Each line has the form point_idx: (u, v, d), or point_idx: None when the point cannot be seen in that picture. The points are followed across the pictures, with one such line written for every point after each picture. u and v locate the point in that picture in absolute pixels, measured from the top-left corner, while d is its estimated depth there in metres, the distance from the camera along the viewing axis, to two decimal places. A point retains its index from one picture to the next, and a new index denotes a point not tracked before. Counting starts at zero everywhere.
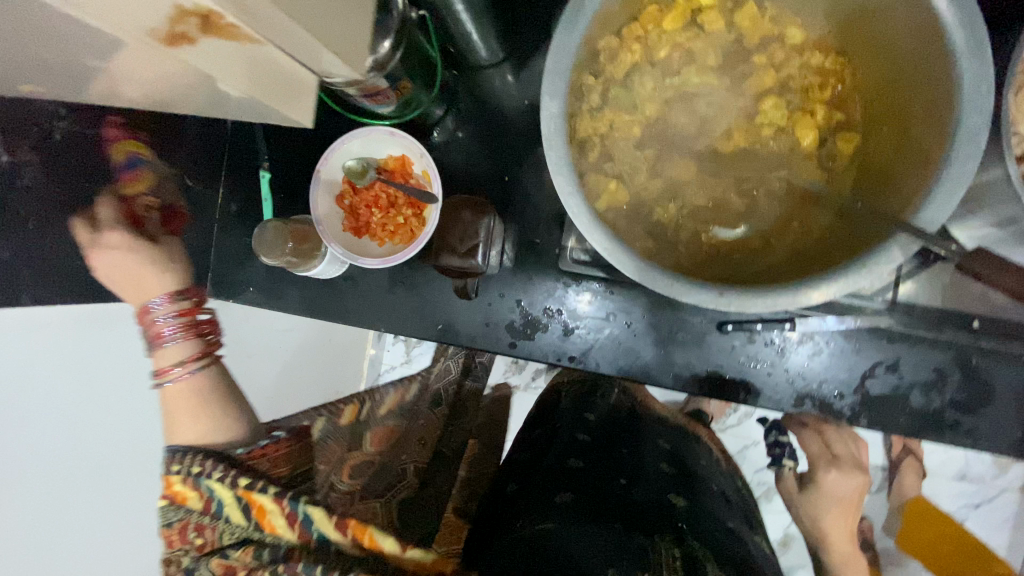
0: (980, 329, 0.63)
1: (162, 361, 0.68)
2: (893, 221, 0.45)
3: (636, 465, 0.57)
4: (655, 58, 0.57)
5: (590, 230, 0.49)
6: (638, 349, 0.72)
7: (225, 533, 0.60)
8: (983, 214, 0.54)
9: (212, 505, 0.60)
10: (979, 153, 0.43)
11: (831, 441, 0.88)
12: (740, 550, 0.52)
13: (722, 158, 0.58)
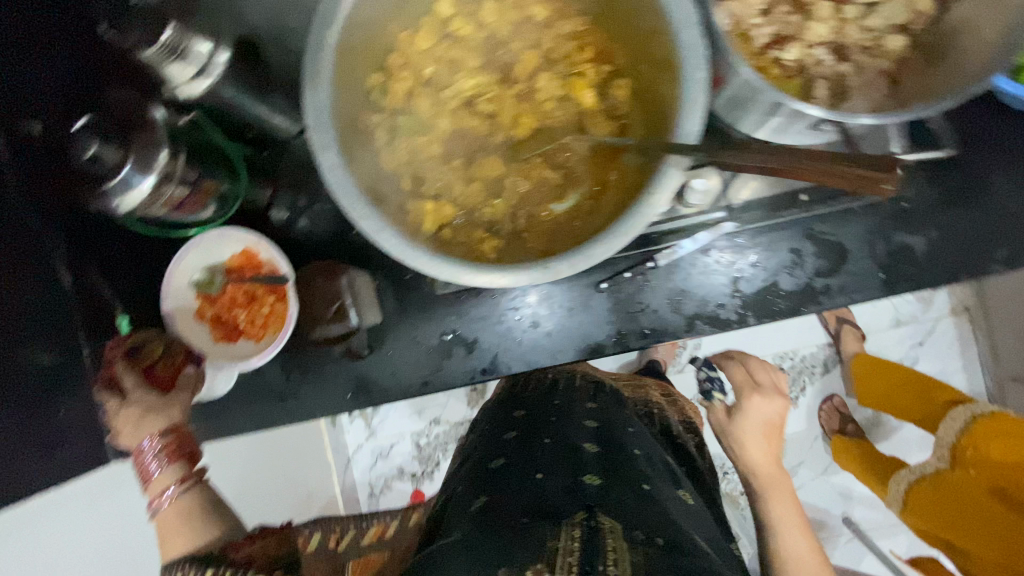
0: (811, 200, 0.68)
1: (156, 494, 0.60)
2: (663, 143, 0.49)
3: (553, 455, 0.57)
4: (426, 77, 0.60)
5: (406, 252, 0.50)
6: (539, 337, 0.74)
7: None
8: (751, 109, 0.59)
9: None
10: (703, 59, 0.47)
11: (753, 369, 0.94)
12: (662, 508, 0.52)
13: (523, 142, 0.61)
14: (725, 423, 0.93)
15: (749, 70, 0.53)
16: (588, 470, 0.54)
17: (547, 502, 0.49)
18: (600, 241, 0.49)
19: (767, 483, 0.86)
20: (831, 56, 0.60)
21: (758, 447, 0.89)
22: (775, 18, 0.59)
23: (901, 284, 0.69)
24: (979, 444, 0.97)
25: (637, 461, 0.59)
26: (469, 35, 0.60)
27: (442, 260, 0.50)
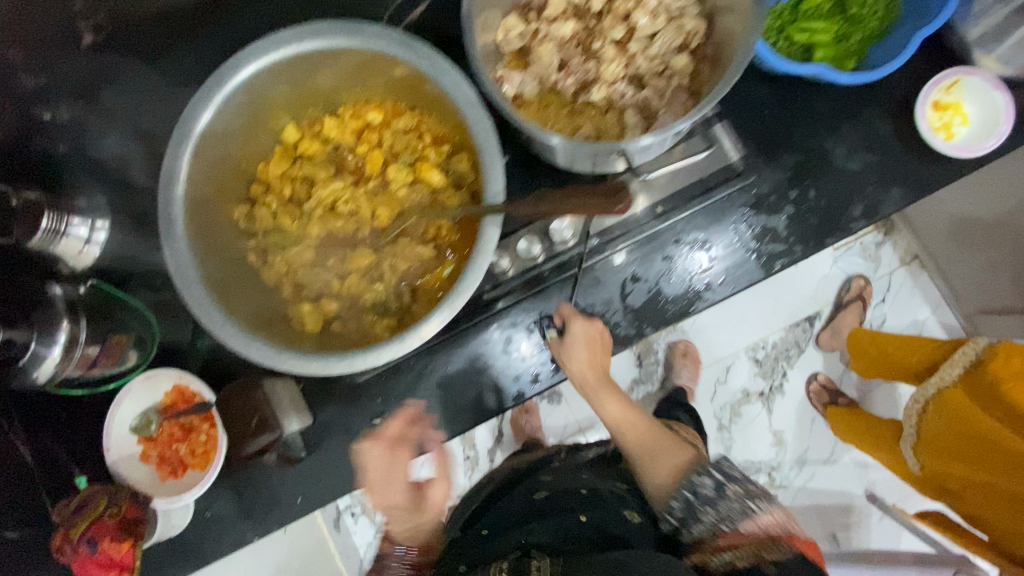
0: (668, 209, 0.73)
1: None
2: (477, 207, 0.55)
3: (517, 517, 0.70)
4: (288, 196, 0.68)
5: (278, 358, 0.55)
6: (464, 397, 0.78)
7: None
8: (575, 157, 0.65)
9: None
10: (489, 129, 0.54)
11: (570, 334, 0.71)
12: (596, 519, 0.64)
13: (387, 228, 0.68)
14: (559, 348, 0.72)
15: (558, 137, 0.59)
16: (540, 514, 0.68)
17: (498, 549, 0.64)
18: (445, 306, 0.55)
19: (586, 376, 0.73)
20: (630, 87, 0.67)
21: (586, 362, 0.71)
22: (573, 70, 0.67)
23: (775, 261, 0.73)
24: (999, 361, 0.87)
25: (596, 497, 0.69)
26: (317, 151, 0.69)
27: (311, 357, 0.55)
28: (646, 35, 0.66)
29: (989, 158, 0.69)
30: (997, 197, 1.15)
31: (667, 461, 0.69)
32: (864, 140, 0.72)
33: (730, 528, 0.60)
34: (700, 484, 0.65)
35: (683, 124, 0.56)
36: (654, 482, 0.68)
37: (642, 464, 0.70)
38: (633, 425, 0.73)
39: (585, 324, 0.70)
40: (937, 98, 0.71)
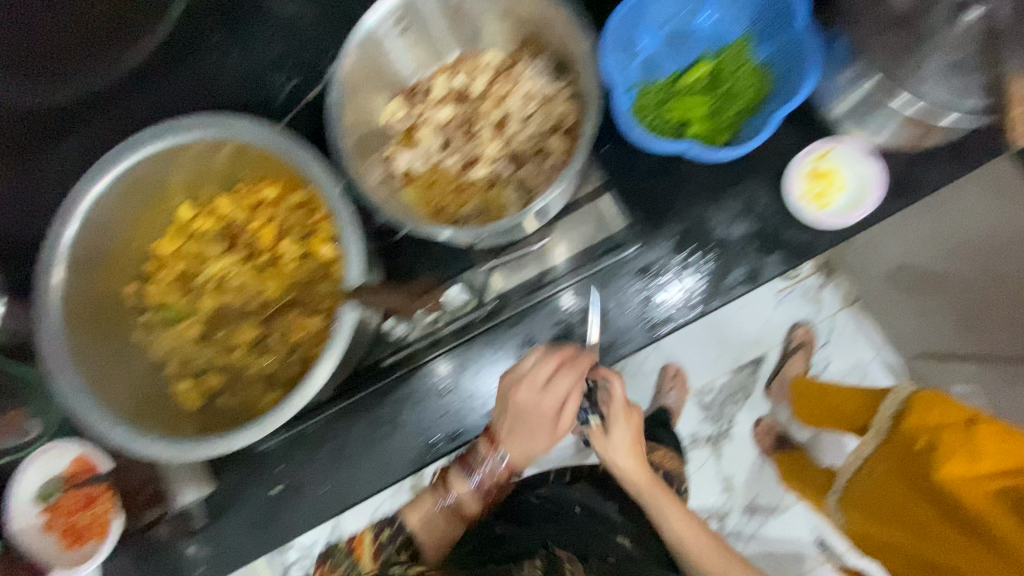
0: (554, 276, 0.76)
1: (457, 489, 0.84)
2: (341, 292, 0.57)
3: (547, 513, 0.88)
4: (179, 272, 0.71)
5: (135, 444, 0.57)
6: (363, 464, 0.79)
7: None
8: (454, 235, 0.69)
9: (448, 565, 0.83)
10: (352, 219, 0.57)
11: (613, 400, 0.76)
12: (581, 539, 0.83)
13: (275, 302, 0.71)
14: (602, 442, 0.80)
15: (445, 230, 0.62)
16: (555, 513, 0.88)
17: (522, 546, 0.79)
18: (299, 391, 0.57)
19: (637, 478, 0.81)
20: (508, 165, 0.71)
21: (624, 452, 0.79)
22: (455, 149, 0.71)
23: (662, 327, 0.75)
24: (916, 412, 0.83)
25: (562, 511, 0.89)
26: (210, 228, 0.72)
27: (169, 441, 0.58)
28: (520, 118, 0.70)
29: (859, 227, 0.71)
30: (936, 239, 1.17)
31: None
32: (744, 208, 0.74)
33: None
34: None
35: (534, 207, 0.62)
36: None
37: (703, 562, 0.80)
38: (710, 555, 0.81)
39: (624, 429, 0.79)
40: (812, 167, 0.73)
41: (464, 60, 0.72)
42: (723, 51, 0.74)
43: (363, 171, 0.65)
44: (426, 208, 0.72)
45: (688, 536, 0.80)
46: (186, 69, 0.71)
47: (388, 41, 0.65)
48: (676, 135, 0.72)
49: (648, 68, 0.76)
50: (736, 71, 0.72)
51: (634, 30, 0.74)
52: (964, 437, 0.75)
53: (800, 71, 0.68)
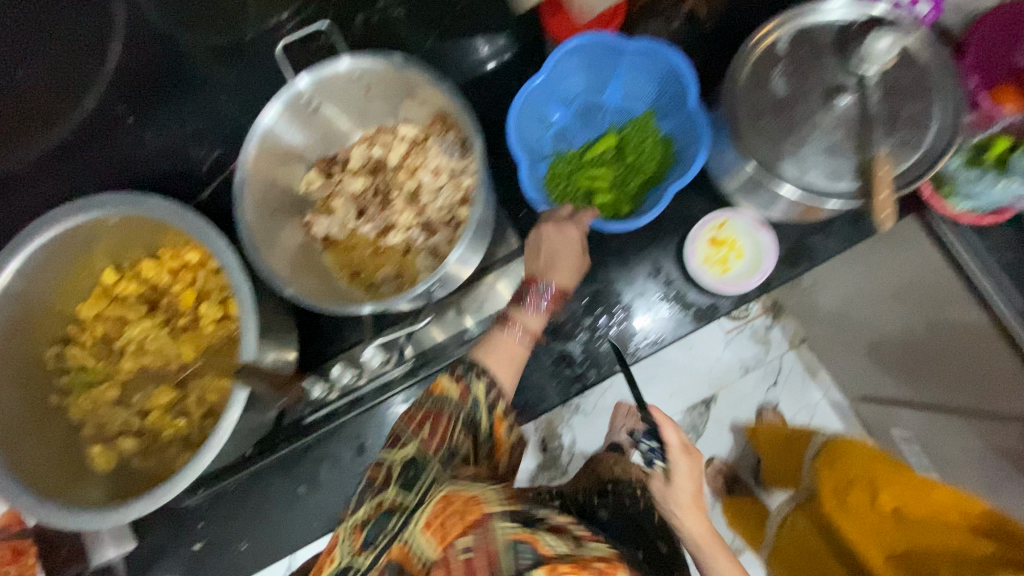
0: (470, 336, 0.80)
1: (501, 350, 0.64)
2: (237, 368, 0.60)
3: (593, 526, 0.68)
4: (100, 335, 0.74)
5: (40, 511, 0.59)
6: (283, 521, 0.80)
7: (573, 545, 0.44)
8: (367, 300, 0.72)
9: (468, 395, 0.60)
10: (244, 296, 0.59)
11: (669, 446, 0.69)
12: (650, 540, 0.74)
13: (192, 364, 0.73)
14: (665, 491, 0.68)
15: (366, 307, 0.63)
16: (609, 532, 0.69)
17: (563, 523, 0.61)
18: (194, 465, 0.59)
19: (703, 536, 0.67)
20: (422, 233, 0.74)
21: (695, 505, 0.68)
22: (371, 217, 0.75)
23: (574, 386, 0.78)
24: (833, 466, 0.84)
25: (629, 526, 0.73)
26: (132, 291, 0.75)
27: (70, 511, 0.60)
28: (432, 189, 0.74)
29: (754, 293, 0.75)
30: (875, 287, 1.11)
31: None
32: (651, 273, 0.79)
33: None
34: None
35: (431, 280, 0.63)
36: None
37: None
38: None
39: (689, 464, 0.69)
40: (711, 236, 0.77)
41: (381, 132, 0.76)
42: (629, 124, 0.79)
43: (276, 245, 0.67)
44: (344, 272, 0.75)
45: None
46: (98, 151, 0.71)
47: (296, 122, 0.67)
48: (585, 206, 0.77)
49: (560, 140, 0.81)
50: (641, 144, 0.77)
51: (543, 107, 0.78)
52: (869, 499, 0.77)
53: (696, 143, 0.72)
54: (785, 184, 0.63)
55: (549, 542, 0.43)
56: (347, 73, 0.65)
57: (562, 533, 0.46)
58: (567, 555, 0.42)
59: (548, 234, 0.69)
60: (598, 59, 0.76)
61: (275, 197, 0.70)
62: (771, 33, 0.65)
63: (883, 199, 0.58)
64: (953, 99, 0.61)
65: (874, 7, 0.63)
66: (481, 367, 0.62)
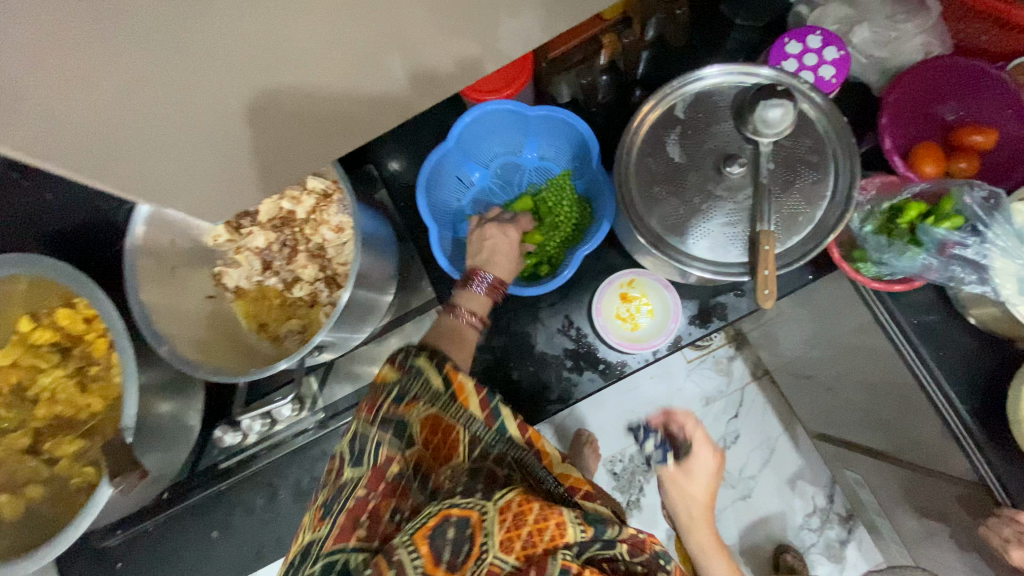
0: None
1: (441, 329, 0.63)
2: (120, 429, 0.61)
3: None
4: (14, 385, 0.75)
5: None
6: (196, 564, 0.81)
7: (609, 532, 0.48)
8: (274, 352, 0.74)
9: (411, 367, 0.57)
10: (125, 359, 0.61)
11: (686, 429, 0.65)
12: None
13: (100, 413, 0.74)
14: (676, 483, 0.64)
15: (282, 362, 0.63)
16: None
17: None
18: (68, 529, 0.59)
19: (696, 532, 0.63)
20: (326, 287, 0.74)
21: (697, 511, 0.63)
22: (278, 270, 0.76)
23: None
24: None
25: None
26: (45, 340, 0.76)
27: None
28: (336, 244, 0.74)
29: (662, 352, 0.74)
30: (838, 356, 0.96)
31: None
32: (563, 327, 0.77)
33: None
34: None
35: (329, 327, 0.64)
36: None
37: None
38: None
39: (706, 443, 0.65)
40: (622, 292, 0.77)
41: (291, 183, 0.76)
42: (545, 186, 0.82)
43: (175, 309, 0.68)
44: (253, 323, 0.76)
45: None
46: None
47: None
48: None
49: (481, 200, 0.83)
50: (556, 204, 0.80)
51: (458, 168, 0.80)
52: None
53: (602, 210, 0.74)
54: (685, 261, 0.61)
55: (589, 538, 0.47)
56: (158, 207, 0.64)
57: (607, 525, 0.49)
58: (620, 553, 0.48)
59: (490, 233, 0.69)
60: (510, 124, 0.78)
61: (175, 255, 0.70)
62: (655, 108, 0.64)
63: (765, 277, 0.57)
64: (849, 170, 0.60)
65: (762, 71, 0.62)
66: (434, 348, 0.60)
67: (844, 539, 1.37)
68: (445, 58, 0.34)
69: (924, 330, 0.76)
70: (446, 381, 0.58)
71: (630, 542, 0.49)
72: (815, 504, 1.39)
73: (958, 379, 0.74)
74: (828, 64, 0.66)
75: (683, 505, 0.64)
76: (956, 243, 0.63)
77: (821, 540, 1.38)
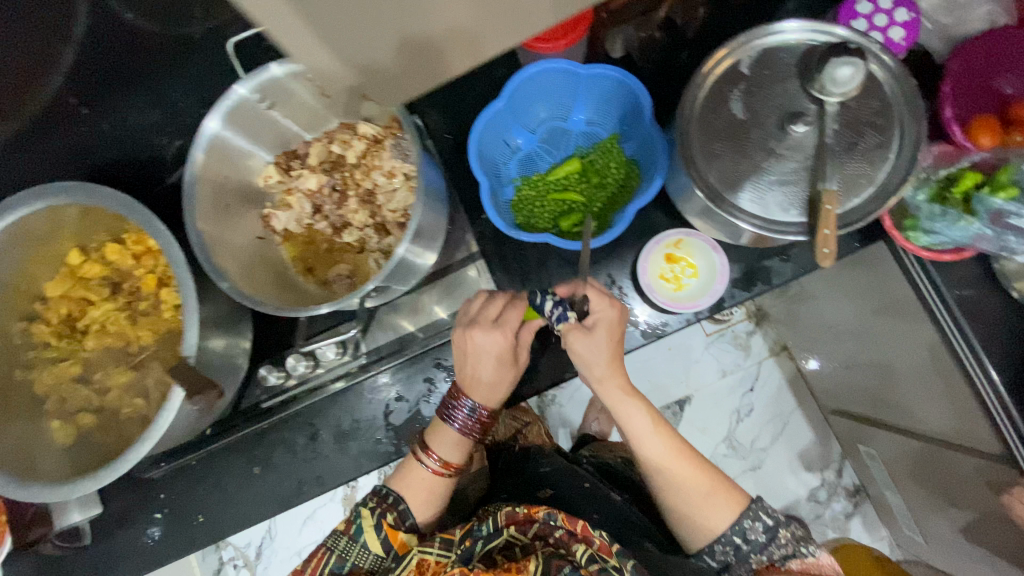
0: (426, 335, 0.82)
1: (414, 476, 0.77)
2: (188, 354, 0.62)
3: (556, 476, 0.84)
4: (64, 317, 0.77)
5: None
6: (239, 499, 0.84)
7: (490, 527, 0.69)
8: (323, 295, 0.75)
9: (353, 526, 0.72)
10: (186, 290, 0.62)
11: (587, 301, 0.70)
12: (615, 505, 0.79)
13: (148, 346, 0.76)
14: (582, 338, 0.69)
15: (323, 307, 0.63)
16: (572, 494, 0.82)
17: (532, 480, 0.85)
18: (128, 457, 0.62)
19: (606, 384, 0.72)
20: (376, 233, 0.75)
21: (600, 360, 0.70)
22: (327, 214, 0.76)
23: None
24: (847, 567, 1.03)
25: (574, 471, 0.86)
26: (95, 273, 0.77)
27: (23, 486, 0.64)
28: (387, 191, 0.74)
29: (704, 313, 0.74)
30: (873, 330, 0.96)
31: (677, 472, 0.71)
32: (607, 284, 0.78)
33: (775, 560, 0.70)
34: (751, 531, 0.70)
35: (382, 276, 0.64)
36: (706, 521, 0.70)
37: (692, 515, 0.71)
38: (675, 465, 0.71)
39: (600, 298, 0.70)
40: (668, 252, 0.77)
41: (341, 127, 0.76)
42: (593, 146, 0.81)
43: (228, 246, 0.69)
44: (300, 267, 0.77)
45: (643, 433, 0.72)
46: (58, 142, 0.72)
47: (244, 123, 0.68)
48: (553, 233, 0.77)
49: (526, 165, 0.83)
50: (604, 168, 0.78)
51: (506, 132, 0.79)
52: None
53: (654, 171, 0.73)
54: (739, 217, 0.62)
55: (470, 546, 0.68)
56: (223, 128, 0.66)
57: (486, 524, 0.69)
58: (511, 536, 0.69)
59: (472, 338, 0.73)
60: (561, 85, 0.77)
61: (229, 192, 0.70)
62: (724, 58, 0.63)
63: (825, 236, 0.57)
64: (913, 134, 0.60)
65: (834, 29, 0.61)
66: (380, 493, 0.76)
67: (849, 512, 1.40)
68: (434, 30, 0.28)
69: (965, 304, 0.76)
70: (382, 539, 0.72)
71: (513, 523, 0.69)
72: (824, 478, 1.41)
73: (996, 352, 0.75)
74: (898, 26, 0.65)
75: (590, 363, 0.71)
76: (1011, 214, 0.63)
77: (828, 512, 1.41)
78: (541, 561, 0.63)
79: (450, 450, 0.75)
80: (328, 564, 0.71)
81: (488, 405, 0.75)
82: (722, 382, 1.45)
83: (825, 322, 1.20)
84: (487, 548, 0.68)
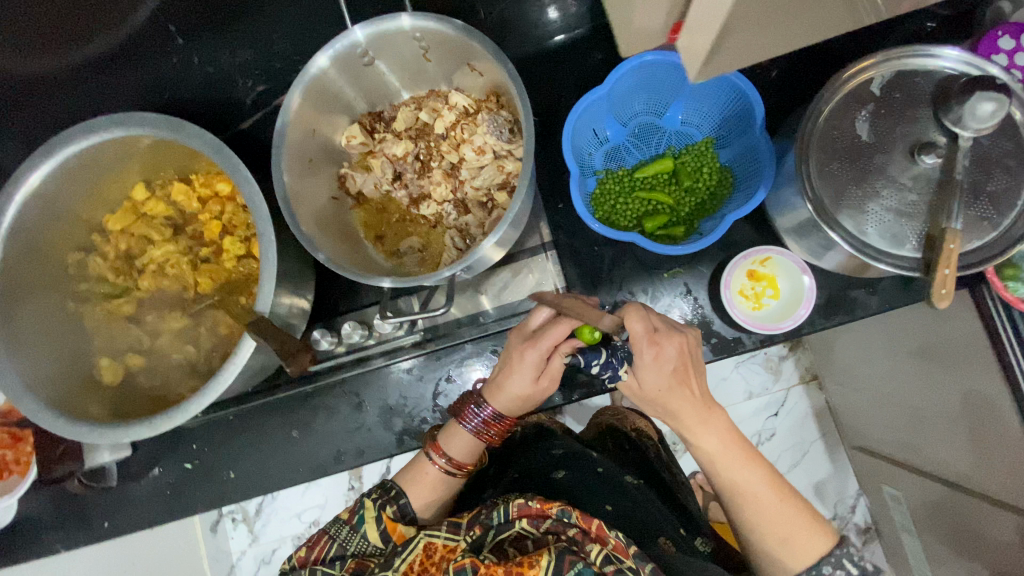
0: (487, 320, 0.79)
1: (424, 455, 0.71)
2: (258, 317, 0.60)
3: (569, 462, 0.76)
4: (122, 253, 0.75)
5: (41, 416, 0.61)
6: (274, 461, 0.82)
7: (500, 516, 0.59)
8: (392, 268, 0.73)
9: (354, 516, 0.66)
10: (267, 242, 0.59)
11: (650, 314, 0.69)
12: (634, 502, 0.71)
13: (205, 294, 0.74)
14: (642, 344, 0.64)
15: (386, 280, 0.60)
16: (589, 483, 0.72)
17: (544, 463, 0.77)
18: (185, 407, 0.60)
19: (669, 395, 0.65)
20: (455, 210, 0.72)
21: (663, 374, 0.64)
22: (406, 182, 0.73)
23: (575, 390, 0.77)
24: None
25: (587, 459, 0.77)
26: (158, 212, 0.75)
27: (71, 422, 0.62)
28: (473, 166, 0.71)
29: (780, 338, 0.71)
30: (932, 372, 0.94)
31: (753, 494, 0.64)
32: (682, 294, 0.75)
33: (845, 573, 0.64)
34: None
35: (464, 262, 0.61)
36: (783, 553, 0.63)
37: (771, 550, 0.63)
38: (772, 513, 0.63)
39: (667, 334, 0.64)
40: (752, 268, 0.75)
41: (433, 95, 0.73)
42: (685, 149, 0.78)
43: (308, 202, 0.66)
44: (370, 233, 0.74)
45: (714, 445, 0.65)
46: (136, 67, 0.68)
47: (344, 71, 0.65)
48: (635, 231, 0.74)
49: (612, 158, 0.80)
50: (696, 171, 0.76)
51: (599, 121, 0.76)
52: None
53: (753, 183, 0.71)
54: (837, 230, 0.60)
55: (481, 534, 0.59)
56: (324, 74, 0.63)
57: (496, 511, 0.60)
58: (522, 529, 0.59)
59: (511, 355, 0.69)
60: (667, 80, 0.74)
61: (313, 146, 0.68)
62: (870, 68, 0.60)
63: (944, 276, 0.54)
64: None
65: (978, 60, 0.58)
66: (384, 484, 0.69)
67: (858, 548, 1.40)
68: None
69: None
70: (383, 531, 0.65)
71: (527, 515, 0.59)
72: (837, 511, 1.40)
73: None
74: None
75: (645, 406, 0.69)
76: None
77: None
78: (554, 557, 0.54)
79: (460, 450, 0.71)
80: (329, 553, 0.64)
81: (514, 408, 0.70)
82: (746, 403, 1.44)
83: (862, 361, 1.17)
84: (499, 539, 0.59)
